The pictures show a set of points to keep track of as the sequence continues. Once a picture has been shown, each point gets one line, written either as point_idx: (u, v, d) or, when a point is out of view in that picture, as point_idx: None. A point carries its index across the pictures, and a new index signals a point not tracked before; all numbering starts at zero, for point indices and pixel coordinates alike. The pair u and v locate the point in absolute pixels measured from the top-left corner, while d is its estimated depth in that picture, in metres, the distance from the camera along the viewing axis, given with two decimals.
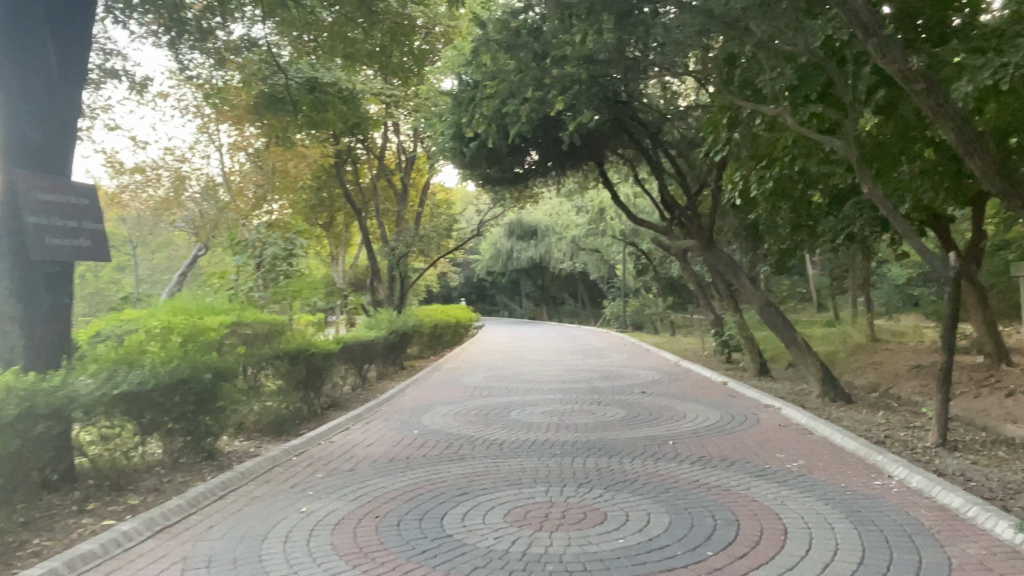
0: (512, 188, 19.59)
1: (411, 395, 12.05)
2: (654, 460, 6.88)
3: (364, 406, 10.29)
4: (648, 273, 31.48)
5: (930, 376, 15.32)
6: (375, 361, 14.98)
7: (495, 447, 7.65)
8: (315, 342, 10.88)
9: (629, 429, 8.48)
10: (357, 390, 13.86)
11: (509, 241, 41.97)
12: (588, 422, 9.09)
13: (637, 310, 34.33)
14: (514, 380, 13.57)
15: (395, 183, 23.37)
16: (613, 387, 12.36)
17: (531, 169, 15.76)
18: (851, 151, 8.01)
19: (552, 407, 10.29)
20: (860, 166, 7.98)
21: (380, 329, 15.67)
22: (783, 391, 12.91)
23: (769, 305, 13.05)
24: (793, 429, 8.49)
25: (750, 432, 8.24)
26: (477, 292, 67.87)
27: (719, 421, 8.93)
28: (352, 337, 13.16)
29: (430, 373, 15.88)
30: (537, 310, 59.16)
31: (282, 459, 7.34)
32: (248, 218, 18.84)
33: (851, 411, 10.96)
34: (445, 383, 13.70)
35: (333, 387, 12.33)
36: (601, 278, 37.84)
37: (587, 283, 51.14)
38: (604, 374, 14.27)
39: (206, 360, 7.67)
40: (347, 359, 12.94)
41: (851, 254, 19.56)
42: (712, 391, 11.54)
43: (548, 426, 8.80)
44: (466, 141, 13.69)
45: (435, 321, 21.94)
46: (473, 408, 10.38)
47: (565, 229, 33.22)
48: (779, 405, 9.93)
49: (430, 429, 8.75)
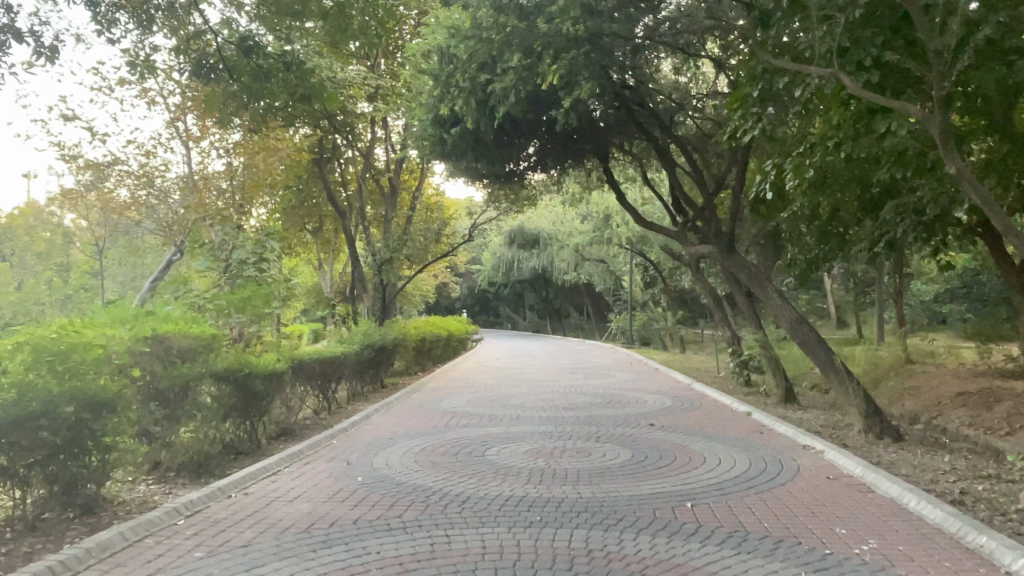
0: (507, 188, 17.87)
1: (375, 425, 10.14)
2: (666, 538, 4.96)
3: (309, 441, 8.40)
4: (657, 285, 29.64)
5: (981, 406, 13.35)
6: (344, 379, 13.18)
7: (454, 508, 5.72)
8: (256, 362, 9.06)
9: (632, 481, 6.55)
10: (319, 416, 11.95)
11: (511, 250, 40.22)
12: (581, 467, 7.19)
13: (645, 325, 32.36)
14: (500, 405, 11.66)
15: (383, 185, 21.67)
16: (615, 416, 10.45)
17: (524, 169, 14.42)
18: (932, 118, 6.12)
19: (539, 445, 8.37)
20: (945, 141, 6.06)
21: (352, 344, 13.83)
22: (816, 424, 10.92)
23: (801, 321, 11.08)
24: (845, 484, 6.55)
25: (792, 489, 6.29)
26: (480, 304, 66.04)
27: (747, 469, 7.02)
28: (312, 353, 11.40)
29: (409, 395, 13.96)
30: (540, 323, 57.32)
31: (163, 525, 5.45)
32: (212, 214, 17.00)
33: (904, 452, 9.01)
34: (420, 408, 11.78)
35: (284, 412, 10.47)
36: (607, 290, 35.96)
37: (592, 295, 49.30)
38: (606, 398, 12.33)
39: (78, 388, 5.90)
40: (305, 379, 11.10)
41: (882, 266, 17.64)
42: (734, 426, 9.61)
43: (530, 475, 6.89)
44: (448, 128, 11.94)
45: (423, 334, 20.08)
46: (442, 446, 8.44)
47: (569, 238, 31.43)
48: (820, 447, 8.01)
49: (379, 477, 6.83)
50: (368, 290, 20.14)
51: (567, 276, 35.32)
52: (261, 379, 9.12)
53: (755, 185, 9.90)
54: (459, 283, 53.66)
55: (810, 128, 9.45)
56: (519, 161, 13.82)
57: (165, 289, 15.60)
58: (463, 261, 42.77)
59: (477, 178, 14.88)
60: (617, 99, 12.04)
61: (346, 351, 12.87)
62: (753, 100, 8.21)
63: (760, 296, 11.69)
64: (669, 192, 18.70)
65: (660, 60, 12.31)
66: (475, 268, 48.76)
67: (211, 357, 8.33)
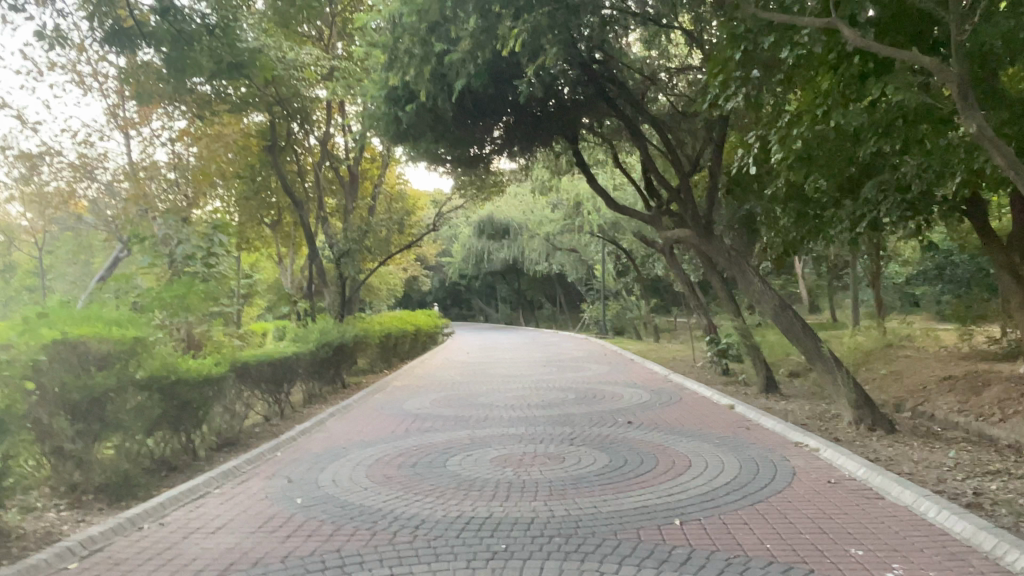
0: (471, 173, 17.06)
1: (327, 432, 9.21)
2: (656, 568, 4.17)
3: (248, 457, 7.45)
4: (630, 273, 29.03)
5: (969, 390, 12.84)
6: (299, 381, 12.26)
7: (405, 537, 4.87)
8: (189, 367, 8.11)
9: (612, 493, 5.75)
10: (269, 423, 11.00)
11: (480, 241, 39.31)
12: (553, 477, 6.37)
13: (618, 314, 31.72)
14: (466, 405, 10.80)
15: (341, 173, 20.67)
16: (590, 414, 9.65)
17: (488, 153, 13.62)
18: (952, 74, 5.50)
19: (507, 451, 7.53)
20: (964, 100, 5.46)
21: (306, 343, 12.88)
22: (804, 416, 10.25)
23: (784, 306, 10.34)
24: (849, 488, 5.84)
25: (791, 498, 5.56)
26: (451, 297, 65.03)
27: (739, 474, 6.26)
28: (259, 354, 10.47)
29: (370, 395, 13.04)
30: (513, 314, 56.57)
31: (51, 571, 4.53)
32: (155, 206, 15.90)
33: (900, 445, 8.37)
34: (380, 410, 10.86)
35: (226, 420, 9.53)
36: (579, 279, 35.23)
37: (564, 285, 48.67)
38: (580, 394, 11.56)
39: None
40: (251, 383, 10.16)
41: (860, 248, 17.11)
42: (718, 422, 8.87)
43: (496, 489, 6.04)
44: (402, 105, 11.04)
45: (388, 329, 19.15)
46: (400, 456, 7.56)
47: (538, 227, 30.65)
48: (814, 445, 7.31)
49: (322, 498, 5.92)
50: (330, 285, 19.17)
51: (538, 265, 34.57)
52: (195, 385, 8.18)
53: (736, 160, 9.16)
54: (429, 276, 52.60)
55: (794, 98, 8.75)
56: (482, 144, 13.01)
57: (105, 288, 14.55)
58: (431, 253, 41.77)
59: (438, 162, 14.04)
60: (583, 73, 11.27)
61: (298, 351, 11.92)
62: (735, 64, 7.45)
63: (739, 281, 10.96)
64: (640, 176, 18.00)
65: (629, 30, 11.57)
66: (444, 260, 47.76)
67: (136, 363, 7.37)
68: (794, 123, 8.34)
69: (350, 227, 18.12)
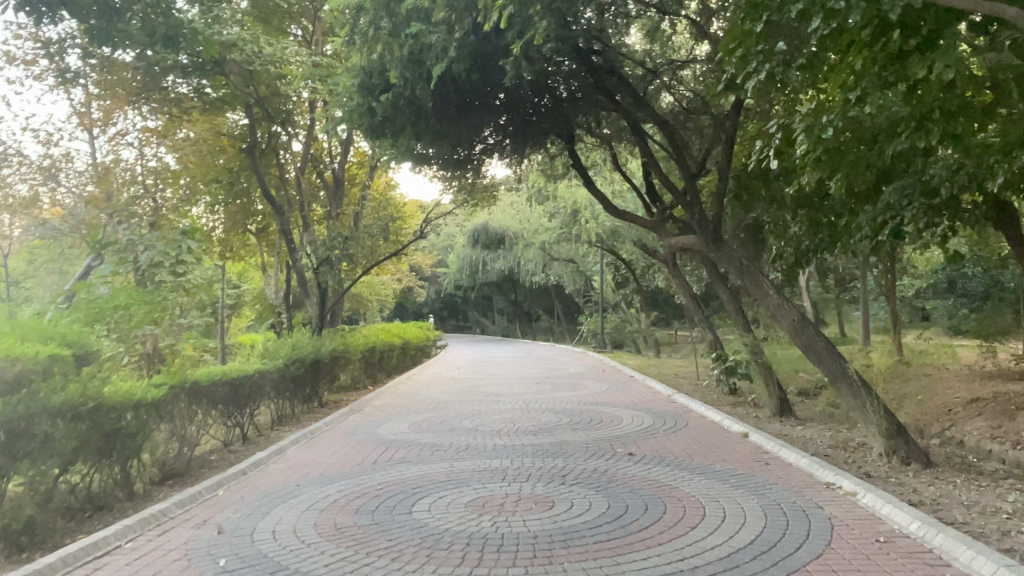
0: (461, 177, 16.09)
1: (286, 463, 8.09)
2: None
3: (181, 498, 6.31)
4: (629, 285, 28.02)
5: (1000, 414, 11.75)
6: (266, 400, 11.16)
7: None
8: (120, 390, 6.97)
9: (610, 556, 4.63)
10: (228, 449, 9.85)
11: (475, 250, 38.26)
12: (540, 529, 5.23)
13: (617, 327, 30.67)
14: (447, 430, 9.69)
15: (325, 178, 19.60)
16: (586, 442, 8.51)
17: (477, 153, 12.58)
18: None
19: (487, 492, 6.39)
20: None
21: (275, 359, 11.75)
22: (826, 445, 9.13)
23: (805, 322, 9.18)
24: (904, 552, 4.72)
25: (834, 564, 4.47)
26: (447, 308, 63.90)
27: (765, 529, 5.14)
28: (217, 372, 9.36)
29: (345, 417, 11.90)
30: (510, 327, 55.51)
31: None
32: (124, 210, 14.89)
33: (942, 483, 7.26)
34: (352, 436, 9.73)
35: (173, 447, 8.40)
36: (576, 291, 34.14)
37: (562, 297, 47.63)
38: (575, 417, 10.45)
39: None
40: (205, 406, 9.03)
41: (876, 258, 16.03)
42: (733, 454, 7.75)
43: (469, 547, 4.91)
44: (378, 96, 10.02)
45: (372, 342, 18.02)
46: (360, 496, 6.42)
47: (534, 236, 29.61)
48: (850, 487, 6.19)
49: (251, 559, 4.79)
50: (313, 295, 18.11)
51: (534, 276, 33.48)
52: (128, 410, 7.05)
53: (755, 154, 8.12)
54: (425, 287, 51.65)
55: (818, 86, 7.75)
56: (470, 143, 11.94)
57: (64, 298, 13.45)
58: (426, 263, 40.71)
59: (424, 164, 13.02)
60: (579, 63, 10.26)
61: (263, 367, 10.77)
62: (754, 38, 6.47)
63: (753, 292, 9.83)
64: (642, 181, 16.95)
65: (632, 18, 10.61)
66: (439, 270, 46.69)
67: (50, 387, 6.22)
68: (820, 110, 7.32)
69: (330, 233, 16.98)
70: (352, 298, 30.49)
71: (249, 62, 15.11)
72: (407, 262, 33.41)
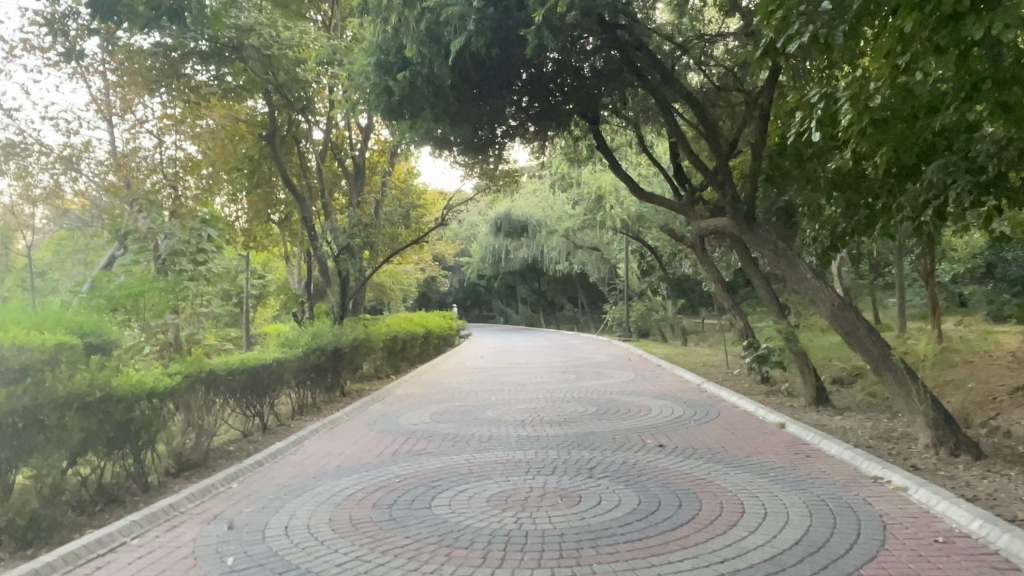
0: (483, 162, 15.76)
1: (303, 454, 7.83)
2: None
3: (193, 492, 6.08)
4: (655, 272, 27.51)
5: None
6: (286, 390, 10.96)
7: None
8: (130, 379, 6.75)
9: (644, 558, 4.27)
10: (247, 439, 9.64)
11: (498, 239, 37.97)
12: (567, 526, 4.89)
13: (642, 316, 30.17)
14: (470, 420, 9.39)
15: (346, 165, 19.36)
16: (614, 433, 8.15)
17: (499, 136, 12.21)
18: None
19: (511, 485, 6.06)
20: None
21: (295, 348, 11.54)
22: (868, 436, 8.67)
23: (845, 307, 8.70)
24: (968, 554, 4.31)
25: (891, 568, 4.07)
26: (471, 298, 63.75)
27: (812, 529, 4.75)
28: (234, 362, 9.15)
29: (366, 407, 11.67)
30: (534, 316, 55.18)
31: None
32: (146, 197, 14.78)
33: (996, 478, 6.79)
34: (372, 426, 9.47)
35: (189, 438, 8.20)
36: (601, 279, 33.67)
37: (586, 286, 47.16)
38: (601, 407, 10.10)
39: None
40: (223, 395, 8.83)
41: (914, 242, 15.39)
42: (771, 446, 7.34)
43: (491, 546, 4.58)
44: (395, 75, 9.68)
45: (394, 331, 17.78)
46: (377, 489, 6.13)
47: (558, 223, 29.20)
48: (900, 482, 5.77)
49: (260, 558, 4.52)
50: (334, 284, 17.94)
51: (558, 264, 33.07)
52: (139, 401, 6.83)
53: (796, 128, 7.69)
54: (448, 277, 51.48)
55: (862, 54, 7.25)
56: (492, 125, 11.57)
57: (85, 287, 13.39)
58: (449, 252, 40.51)
59: (445, 148, 12.69)
60: (605, 37, 9.84)
61: (283, 356, 10.55)
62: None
63: (789, 276, 9.36)
64: (669, 164, 16.47)
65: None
66: (462, 259, 46.50)
67: (55, 376, 6.02)
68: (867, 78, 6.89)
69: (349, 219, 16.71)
70: (375, 287, 30.35)
71: (267, 47, 14.88)
72: (430, 251, 33.20)
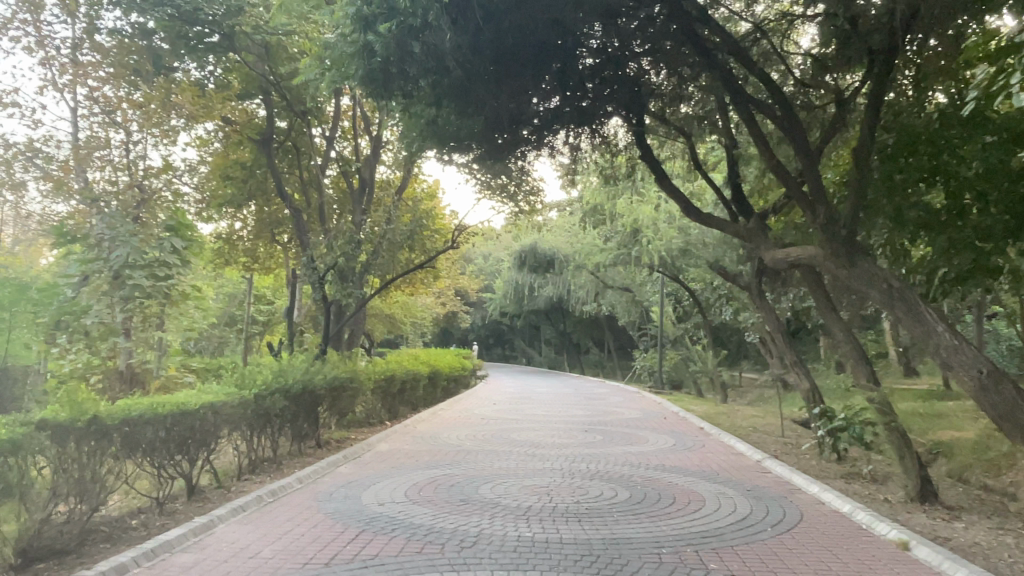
0: (502, 178, 13.54)
1: (203, 553, 5.35)
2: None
3: None
4: (692, 319, 24.88)
5: None
6: (231, 440, 8.59)
7: None
8: None
9: None
10: (163, 510, 7.28)
11: (522, 274, 35.56)
12: None
13: (676, 366, 27.41)
14: (458, 503, 6.89)
15: (351, 178, 17.25)
16: (658, 545, 5.58)
17: (525, 143, 9.89)
18: None
19: None
20: None
21: (250, 386, 9.16)
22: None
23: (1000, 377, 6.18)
24: None
25: None
26: (494, 336, 61.12)
27: None
28: (142, 404, 6.81)
29: (334, 466, 9.20)
30: (558, 360, 52.44)
31: None
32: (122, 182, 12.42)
33: None
34: (324, 502, 7.00)
35: (59, 511, 5.87)
36: (631, 323, 31.10)
37: (613, 330, 44.43)
38: (636, 492, 7.54)
39: None
40: (122, 448, 6.49)
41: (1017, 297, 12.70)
42: None
43: None
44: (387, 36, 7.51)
45: (393, 370, 15.36)
46: None
47: (587, 260, 26.81)
48: None
49: None
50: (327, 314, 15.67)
51: (585, 305, 30.54)
52: None
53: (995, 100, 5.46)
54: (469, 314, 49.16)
55: None
56: (514, 124, 9.29)
57: (41, 309, 11.49)
58: (472, 288, 38.12)
59: (457, 154, 10.38)
60: None
61: (228, 398, 8.24)
62: None
63: (912, 330, 6.86)
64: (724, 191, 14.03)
65: None
66: (485, 296, 44.11)
67: None
68: None
69: (339, 234, 14.37)
70: (386, 320, 28.03)
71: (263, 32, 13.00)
72: (450, 285, 30.95)
